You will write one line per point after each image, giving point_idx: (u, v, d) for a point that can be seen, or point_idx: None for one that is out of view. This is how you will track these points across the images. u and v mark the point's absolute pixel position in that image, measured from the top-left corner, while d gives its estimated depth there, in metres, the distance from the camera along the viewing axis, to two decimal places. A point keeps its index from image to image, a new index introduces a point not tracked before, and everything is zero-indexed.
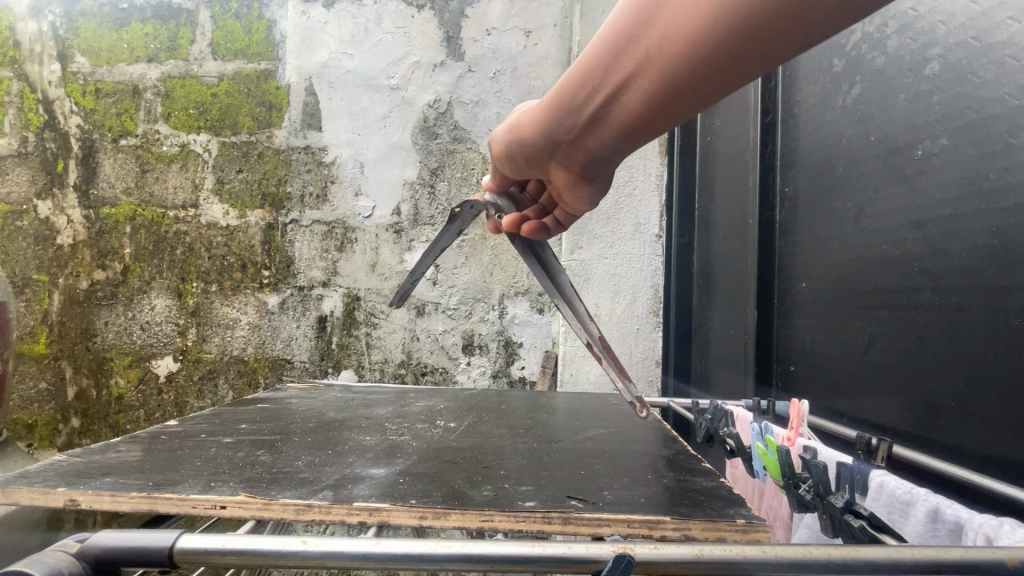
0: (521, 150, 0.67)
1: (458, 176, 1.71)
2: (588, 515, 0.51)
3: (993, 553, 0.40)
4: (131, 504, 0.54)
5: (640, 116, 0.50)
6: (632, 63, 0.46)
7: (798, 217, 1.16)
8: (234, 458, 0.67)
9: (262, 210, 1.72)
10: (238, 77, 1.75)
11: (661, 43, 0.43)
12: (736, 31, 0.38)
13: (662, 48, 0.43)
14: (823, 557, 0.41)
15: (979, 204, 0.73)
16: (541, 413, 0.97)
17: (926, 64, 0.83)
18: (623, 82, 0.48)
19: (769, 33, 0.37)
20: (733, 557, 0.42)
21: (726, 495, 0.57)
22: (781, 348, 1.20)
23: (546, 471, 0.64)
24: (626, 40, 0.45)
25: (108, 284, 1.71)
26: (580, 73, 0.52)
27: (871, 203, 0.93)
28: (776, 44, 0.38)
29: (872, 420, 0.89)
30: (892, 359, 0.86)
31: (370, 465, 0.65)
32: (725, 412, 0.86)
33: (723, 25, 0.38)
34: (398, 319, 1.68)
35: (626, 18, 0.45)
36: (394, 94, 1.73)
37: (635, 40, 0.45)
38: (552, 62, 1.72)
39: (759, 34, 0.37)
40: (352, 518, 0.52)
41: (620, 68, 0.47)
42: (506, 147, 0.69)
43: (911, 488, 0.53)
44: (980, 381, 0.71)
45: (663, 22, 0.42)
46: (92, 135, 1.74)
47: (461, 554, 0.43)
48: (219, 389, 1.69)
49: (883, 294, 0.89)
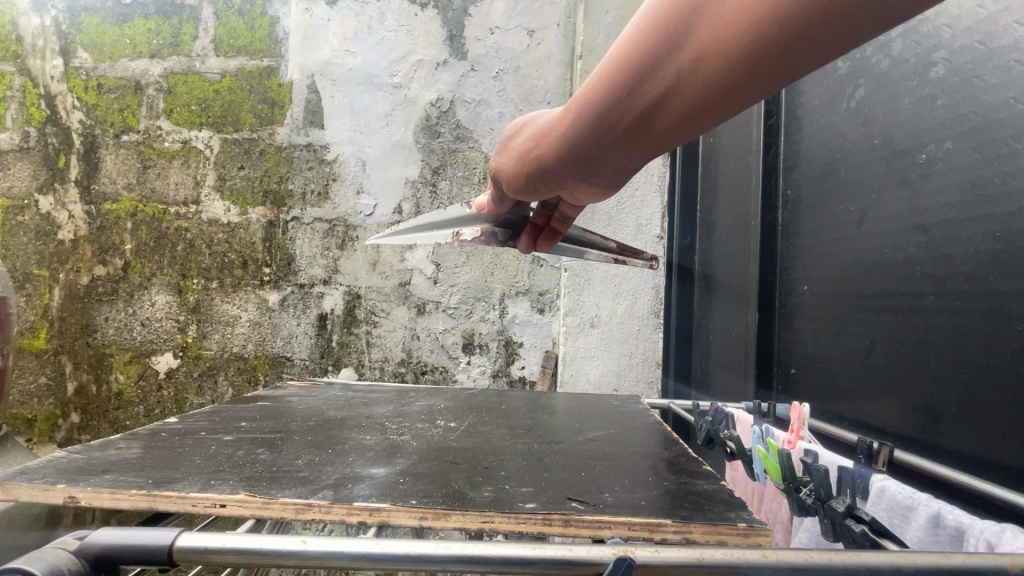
0: (526, 177, 0.59)
1: (460, 175, 1.71)
2: (589, 518, 0.50)
3: (996, 560, 0.40)
4: (130, 502, 0.54)
5: (667, 137, 0.43)
6: (661, 86, 0.39)
7: (801, 219, 1.16)
8: (234, 457, 0.66)
9: (264, 207, 1.71)
10: (241, 73, 1.75)
11: (698, 54, 0.35)
12: (804, 25, 0.30)
13: (707, 55, 0.35)
14: (825, 562, 0.41)
15: (984, 209, 0.72)
16: (542, 413, 0.97)
17: (931, 68, 0.83)
18: (649, 106, 0.40)
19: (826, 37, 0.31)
20: (733, 561, 0.42)
21: (727, 499, 0.56)
22: (781, 351, 1.20)
23: (547, 472, 0.63)
24: (651, 58, 0.38)
25: (109, 280, 1.71)
26: (593, 98, 0.43)
27: (874, 206, 0.93)
28: (844, 42, 0.31)
29: (872, 424, 0.89)
30: (894, 363, 0.86)
31: (370, 464, 0.64)
32: (725, 415, 0.86)
33: (787, 19, 0.31)
34: (399, 318, 1.68)
35: (649, 30, 0.37)
36: (397, 92, 1.73)
37: (663, 57, 0.37)
38: (556, 62, 1.72)
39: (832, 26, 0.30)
40: (352, 518, 0.52)
41: (649, 88, 0.39)
42: (509, 174, 0.61)
43: (912, 493, 0.53)
44: (981, 386, 0.71)
45: (706, 24, 0.34)
46: (94, 130, 1.74)
47: (461, 555, 0.43)
48: (219, 386, 1.69)
49: (885, 298, 0.89)
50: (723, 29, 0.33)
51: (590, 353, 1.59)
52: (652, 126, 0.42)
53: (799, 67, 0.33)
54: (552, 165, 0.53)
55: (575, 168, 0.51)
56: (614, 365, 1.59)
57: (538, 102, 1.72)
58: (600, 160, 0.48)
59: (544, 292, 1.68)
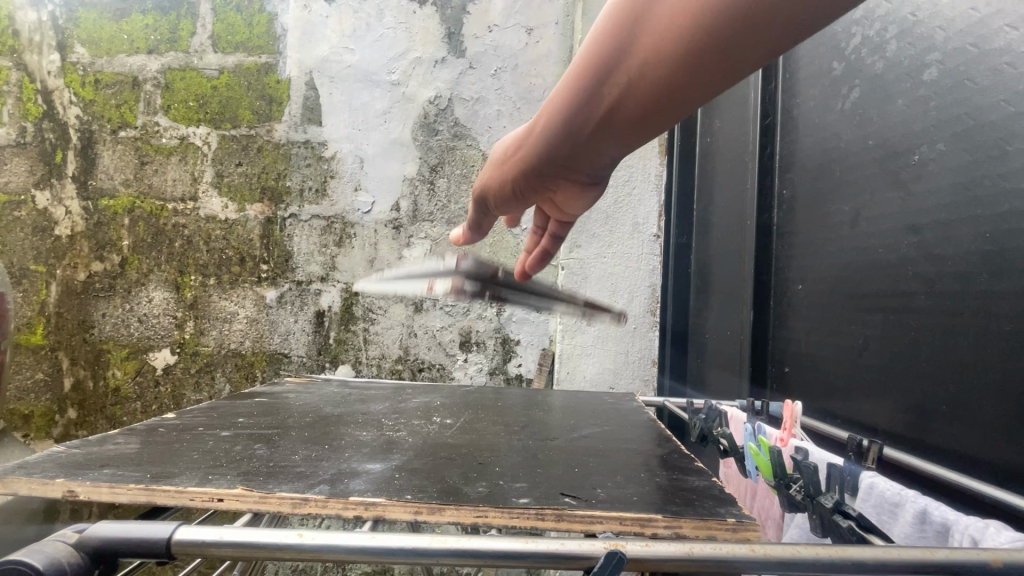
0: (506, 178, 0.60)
1: (458, 173, 1.72)
2: (582, 513, 0.51)
3: (977, 555, 0.41)
4: (129, 496, 0.55)
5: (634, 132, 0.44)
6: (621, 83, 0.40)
7: (796, 219, 1.17)
8: (232, 452, 0.67)
9: (262, 204, 1.72)
10: (238, 70, 1.74)
11: (653, 50, 0.36)
12: (747, 19, 0.32)
13: (657, 50, 0.36)
14: (811, 556, 0.42)
15: (975, 210, 0.73)
16: (538, 411, 0.98)
17: (925, 69, 0.84)
18: (613, 104, 0.41)
19: (770, 28, 0.32)
20: (721, 554, 0.43)
21: (718, 495, 0.57)
22: (775, 350, 1.21)
23: (541, 468, 0.64)
24: (610, 56, 0.39)
25: (106, 276, 1.71)
26: (562, 97, 0.45)
27: (868, 207, 0.94)
28: (789, 33, 0.32)
29: (864, 422, 0.90)
30: (885, 362, 0.87)
31: (366, 460, 0.65)
32: (718, 412, 0.87)
33: (730, 13, 0.32)
34: (396, 315, 1.69)
35: (608, 29, 0.39)
36: (395, 90, 1.73)
37: (621, 54, 0.39)
38: (554, 61, 1.73)
39: (768, 18, 0.31)
40: (348, 513, 0.52)
41: (611, 85, 0.40)
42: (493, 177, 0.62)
43: (901, 490, 0.54)
44: (971, 385, 0.72)
45: (655, 20, 0.36)
46: (91, 126, 1.74)
47: (455, 549, 0.44)
48: (217, 382, 1.69)
49: (878, 297, 0.90)
50: (673, 25, 0.34)
51: (587, 351, 1.60)
52: (617, 122, 0.43)
53: (750, 60, 0.34)
54: (530, 166, 0.54)
55: (552, 168, 0.52)
56: (610, 363, 1.60)
57: (536, 100, 1.72)
58: (573, 158, 0.49)
59: (541, 290, 1.68)
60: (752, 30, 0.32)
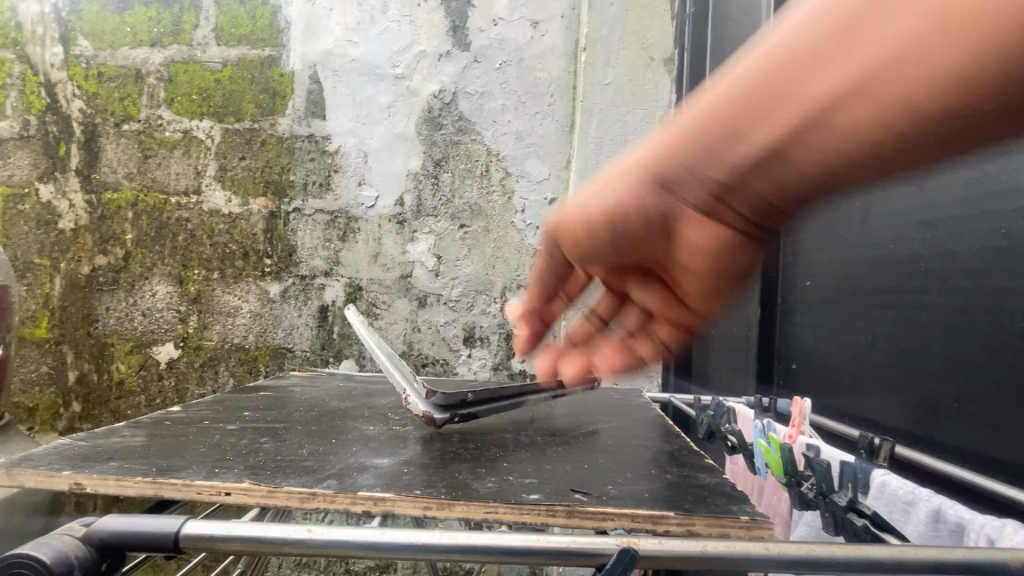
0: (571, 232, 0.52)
1: (462, 168, 1.71)
2: (592, 509, 0.51)
3: (996, 555, 0.40)
4: (136, 489, 0.54)
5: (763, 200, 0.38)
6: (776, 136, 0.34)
7: (804, 215, 1.16)
8: (238, 445, 0.67)
9: (265, 198, 1.71)
10: (242, 63, 1.73)
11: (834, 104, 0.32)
12: (966, 90, 0.28)
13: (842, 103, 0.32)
14: (826, 554, 0.42)
15: (990, 206, 0.72)
16: (544, 406, 0.97)
17: None
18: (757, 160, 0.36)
19: (992, 101, 0.29)
20: (736, 553, 0.42)
21: (729, 492, 0.57)
22: (783, 346, 1.20)
23: (549, 464, 0.64)
24: (767, 100, 0.34)
25: (110, 269, 1.70)
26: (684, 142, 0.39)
27: (879, 202, 0.93)
28: (999, 114, 0.29)
29: (873, 419, 0.89)
30: (895, 360, 0.86)
31: (374, 454, 0.65)
32: (726, 409, 0.86)
33: (951, 78, 0.28)
34: (400, 310, 1.68)
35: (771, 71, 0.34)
36: (399, 84, 1.72)
37: (783, 100, 0.34)
38: (560, 54, 1.71)
39: (995, 91, 0.28)
40: (356, 507, 0.52)
41: (760, 135, 0.35)
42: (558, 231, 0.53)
43: (914, 488, 0.54)
44: (983, 383, 0.71)
45: (840, 72, 0.31)
46: (94, 119, 1.73)
47: (465, 545, 0.43)
48: (220, 376, 1.69)
49: (888, 294, 0.89)
50: (872, 76, 0.30)
51: None
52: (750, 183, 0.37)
53: (940, 137, 0.31)
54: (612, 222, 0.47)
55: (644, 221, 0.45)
56: None
57: (541, 94, 1.71)
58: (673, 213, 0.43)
59: None
60: (968, 104, 0.29)
